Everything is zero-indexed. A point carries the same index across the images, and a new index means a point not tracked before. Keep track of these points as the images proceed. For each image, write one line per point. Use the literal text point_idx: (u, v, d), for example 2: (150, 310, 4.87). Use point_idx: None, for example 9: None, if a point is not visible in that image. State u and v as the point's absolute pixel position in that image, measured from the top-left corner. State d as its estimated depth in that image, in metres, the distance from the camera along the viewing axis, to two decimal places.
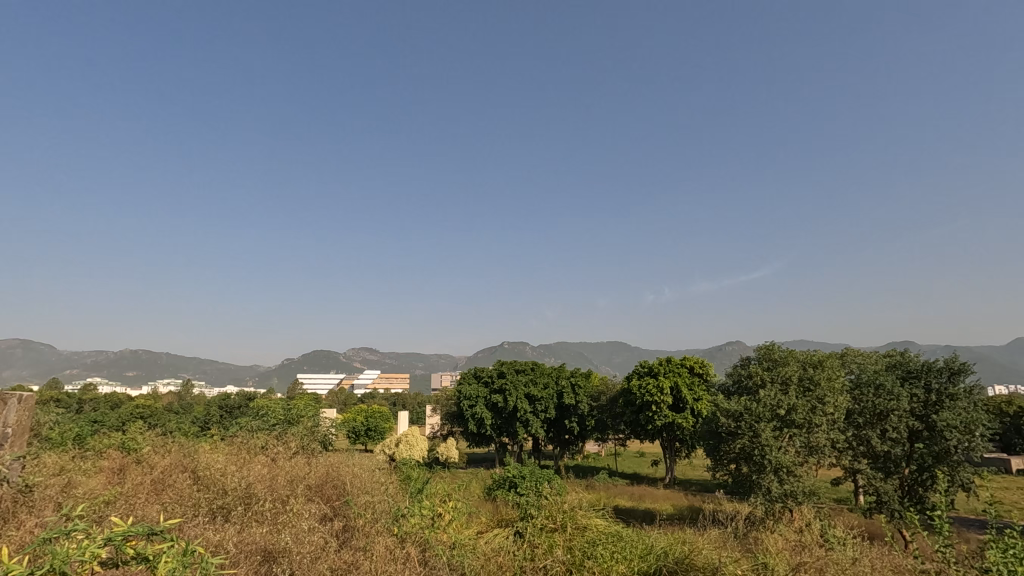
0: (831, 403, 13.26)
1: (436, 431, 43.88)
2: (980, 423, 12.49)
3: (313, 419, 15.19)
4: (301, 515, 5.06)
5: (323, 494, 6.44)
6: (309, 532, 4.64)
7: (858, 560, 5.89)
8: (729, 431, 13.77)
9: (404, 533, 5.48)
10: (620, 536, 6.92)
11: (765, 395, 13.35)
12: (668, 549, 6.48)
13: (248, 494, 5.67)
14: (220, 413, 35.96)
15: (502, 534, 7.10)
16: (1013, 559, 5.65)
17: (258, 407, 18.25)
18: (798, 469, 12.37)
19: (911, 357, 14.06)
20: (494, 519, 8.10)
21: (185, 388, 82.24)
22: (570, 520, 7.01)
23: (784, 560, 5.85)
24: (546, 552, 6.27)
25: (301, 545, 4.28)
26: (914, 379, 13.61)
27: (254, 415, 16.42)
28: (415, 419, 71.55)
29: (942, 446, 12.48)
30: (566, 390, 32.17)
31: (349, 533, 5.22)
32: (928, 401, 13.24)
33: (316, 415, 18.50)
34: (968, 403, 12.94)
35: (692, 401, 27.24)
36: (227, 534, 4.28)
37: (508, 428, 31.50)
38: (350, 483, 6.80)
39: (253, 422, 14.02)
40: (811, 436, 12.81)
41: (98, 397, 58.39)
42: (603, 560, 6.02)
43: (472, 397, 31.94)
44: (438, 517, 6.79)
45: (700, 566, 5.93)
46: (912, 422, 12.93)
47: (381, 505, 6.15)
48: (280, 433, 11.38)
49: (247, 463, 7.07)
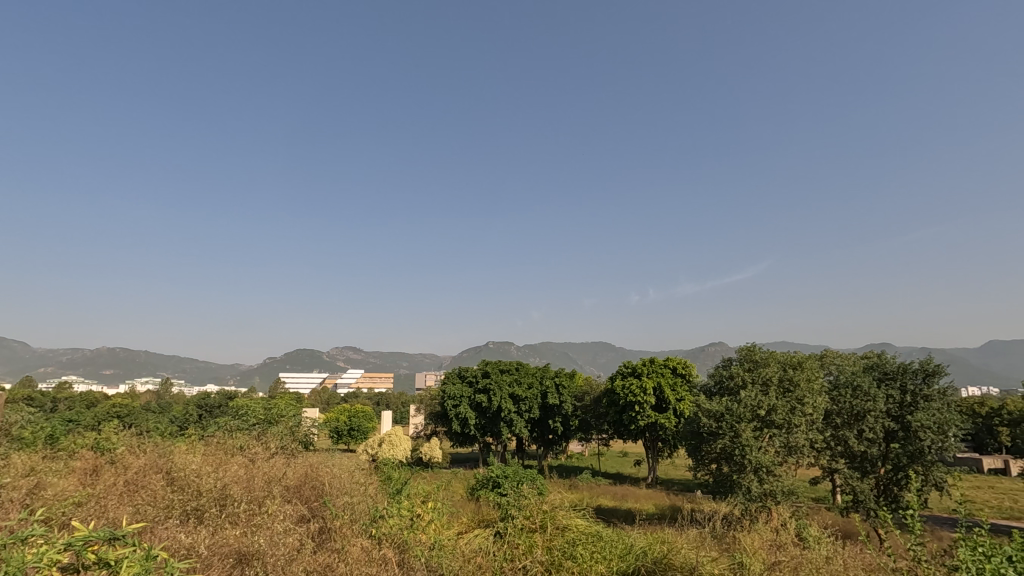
0: (810, 403, 13.48)
1: (419, 431, 43.69)
2: (953, 423, 12.80)
3: (294, 419, 14.99)
4: (277, 517, 5.01)
5: (301, 495, 6.36)
6: (284, 535, 4.58)
7: (832, 559, 5.98)
8: (710, 431, 13.91)
9: (382, 534, 5.45)
10: (600, 536, 6.95)
11: (746, 396, 13.51)
12: (647, 549, 6.52)
13: (224, 496, 5.59)
14: (198, 412, 35.27)
15: (482, 535, 7.10)
16: (982, 559, 5.75)
17: (238, 406, 18.02)
18: (777, 469, 12.57)
19: (888, 358, 14.32)
20: (475, 519, 8.09)
21: (165, 387, 80.80)
22: (550, 520, 7.03)
23: (760, 559, 5.93)
24: (526, 553, 6.28)
25: (275, 547, 4.21)
26: (890, 380, 13.88)
27: (233, 414, 16.16)
28: (398, 419, 71.15)
29: (917, 446, 12.73)
30: (550, 390, 32.26)
31: (326, 534, 5.19)
32: (903, 402, 13.49)
33: (299, 414, 18.29)
34: (942, 404, 13.25)
35: (675, 401, 27.49)
36: (199, 536, 4.23)
37: (492, 428, 31.49)
38: (329, 484, 6.74)
39: (232, 421, 13.80)
40: (790, 437, 12.97)
41: (73, 395, 57.01)
42: (582, 560, 6.05)
43: (456, 397, 31.85)
44: (418, 518, 6.78)
45: (678, 566, 5.97)
46: (888, 423, 13.16)
47: (360, 506, 6.13)
48: (261, 433, 11.22)
49: (223, 464, 6.98)
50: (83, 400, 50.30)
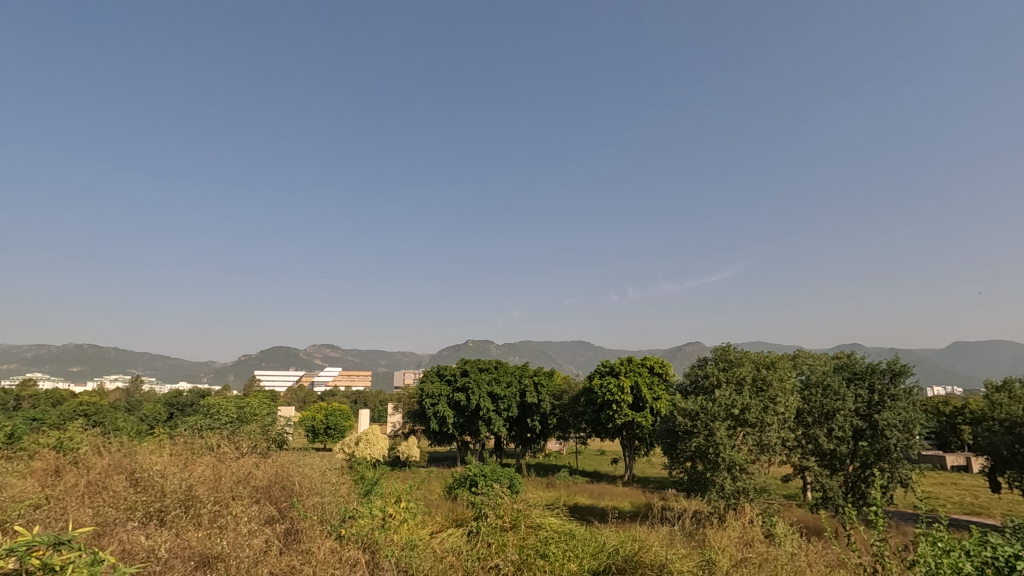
0: (782, 403, 13.73)
1: (397, 429, 43.31)
2: (917, 422, 13.20)
3: (267, 418, 14.71)
4: (242, 518, 4.91)
5: (270, 496, 6.25)
6: (249, 536, 4.50)
7: (797, 555, 6.11)
8: (685, 430, 14.06)
9: (352, 535, 5.41)
10: (573, 534, 6.98)
11: (720, 395, 13.65)
12: (619, 546, 6.59)
13: (189, 496, 5.46)
14: (168, 411, 34.38)
15: (456, 534, 7.08)
16: (940, 561, 5.86)
17: (209, 404, 17.66)
18: (750, 466, 12.80)
19: (857, 359, 14.66)
20: (448, 519, 8.04)
21: (136, 384, 79.20)
22: (523, 518, 7.04)
23: (728, 555, 6.02)
24: (498, 552, 6.28)
25: (239, 550, 4.13)
26: (859, 380, 14.22)
27: (204, 413, 15.83)
28: (377, 418, 70.67)
29: (883, 444, 13.09)
30: (529, 389, 32.29)
31: (294, 535, 5.14)
32: (871, 401, 13.85)
33: (274, 413, 17.99)
34: (908, 403, 13.63)
35: (651, 400, 27.79)
36: (161, 538, 4.13)
37: (470, 427, 31.48)
38: (300, 484, 6.65)
39: (202, 420, 13.52)
40: (762, 435, 13.21)
41: (38, 392, 55.36)
42: (555, 559, 6.07)
43: (434, 395, 31.72)
44: (390, 518, 6.75)
45: (648, 564, 6.02)
46: (856, 421, 13.50)
47: (330, 506, 6.07)
48: (233, 432, 11.00)
49: (190, 463, 6.83)
50: (51, 399, 48.90)
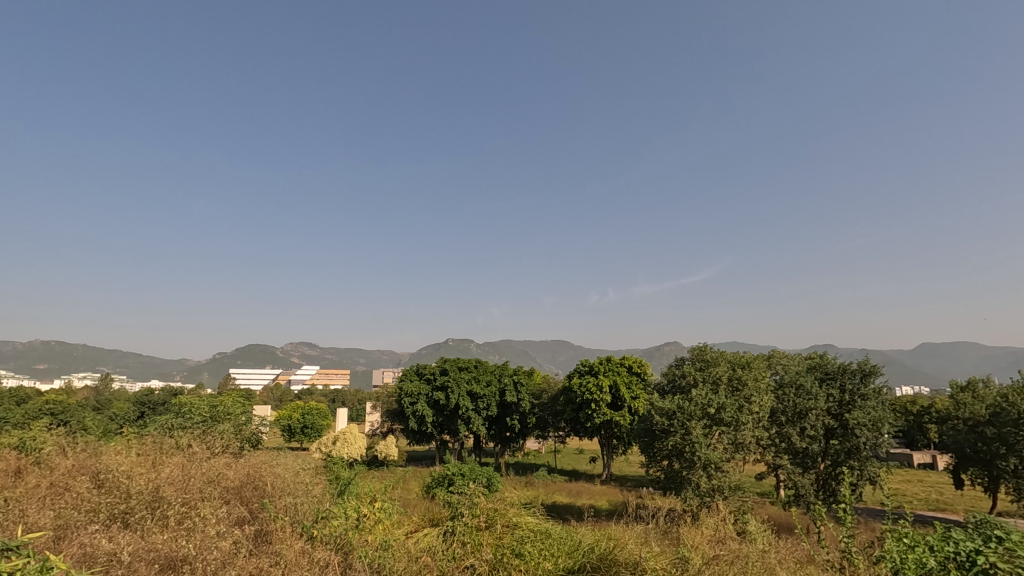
0: (756, 402, 13.97)
1: (375, 429, 42.92)
2: (886, 421, 13.56)
3: (241, 417, 14.45)
4: (210, 520, 4.81)
5: (240, 497, 6.13)
6: (217, 538, 4.40)
7: (767, 552, 6.21)
8: (662, 429, 14.20)
9: (324, 535, 5.34)
10: (549, 533, 7.02)
11: (696, 395, 13.83)
12: (594, 544, 6.61)
13: (157, 497, 5.33)
14: (139, 411, 33.53)
15: (432, 534, 7.04)
16: (904, 562, 5.99)
17: (182, 403, 17.31)
18: (725, 465, 13.03)
19: (828, 359, 14.97)
20: (425, 518, 7.98)
21: (106, 381, 76.91)
22: (500, 517, 7.03)
23: (701, 553, 6.07)
24: (474, 552, 6.28)
25: (206, 552, 4.03)
26: (831, 379, 14.51)
27: (176, 411, 15.47)
28: (355, 417, 69.94)
29: (853, 443, 13.41)
30: (508, 387, 32.28)
31: (264, 536, 5.07)
32: (842, 400, 14.16)
33: (248, 412, 17.70)
34: (877, 402, 13.99)
35: (629, 399, 28.04)
36: (123, 541, 4.03)
37: (449, 426, 31.37)
38: (272, 484, 6.55)
39: (174, 419, 13.23)
40: (737, 434, 13.44)
41: (3, 390, 53.52)
42: (531, 558, 6.10)
43: (413, 394, 31.56)
44: (364, 518, 6.69)
45: (622, 562, 6.06)
46: (827, 420, 13.81)
47: (302, 506, 5.99)
48: (204, 431, 10.77)
49: (158, 464, 6.67)
50: (15, 398, 47.12)
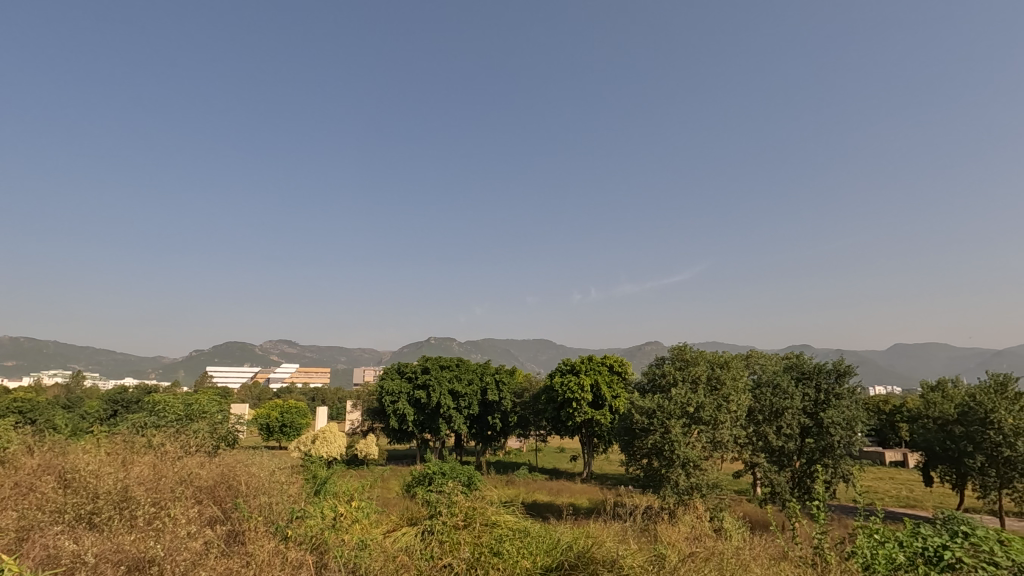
0: (734, 401, 14.16)
1: (355, 427, 42.58)
2: (859, 420, 13.83)
3: (218, 415, 14.22)
4: (181, 520, 4.71)
5: (213, 497, 6.01)
6: (188, 539, 4.31)
7: (742, 548, 6.29)
8: (642, 428, 14.29)
9: (298, 535, 5.27)
10: (528, 532, 7.02)
11: (676, 394, 13.97)
12: (572, 542, 6.64)
13: (126, 497, 5.20)
14: (111, 410, 32.77)
15: (411, 533, 6.99)
16: (876, 559, 6.11)
17: (155, 401, 16.96)
18: (703, 463, 13.19)
19: (804, 359, 15.23)
20: (404, 517, 7.93)
21: (77, 379, 75.08)
22: (479, 516, 7.01)
23: (678, 550, 6.13)
24: (452, 551, 6.25)
25: (177, 553, 3.95)
26: (807, 379, 14.77)
27: (149, 409, 15.15)
28: (335, 416, 69.20)
29: (828, 441, 13.64)
30: (490, 386, 32.26)
31: (236, 536, 4.99)
32: (818, 400, 14.41)
33: (224, 410, 17.44)
34: (851, 402, 14.26)
35: (611, 398, 28.22)
36: (89, 542, 3.92)
37: (430, 425, 31.25)
38: (246, 484, 6.43)
39: (147, 417, 12.94)
40: (716, 432, 13.61)
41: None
42: (510, 556, 6.10)
43: (394, 393, 31.38)
44: (342, 518, 6.62)
45: (599, 559, 6.07)
46: (803, 419, 14.04)
47: (277, 506, 5.89)
48: (177, 430, 10.55)
49: (128, 463, 6.50)
50: None
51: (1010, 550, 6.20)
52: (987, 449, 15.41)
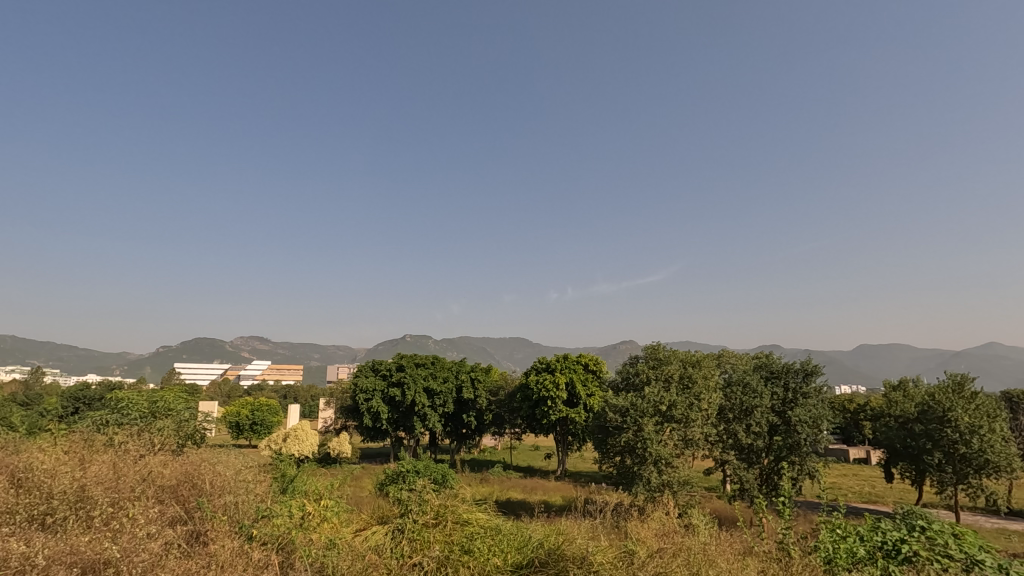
0: (706, 399, 14.41)
1: (328, 426, 42.04)
2: (825, 418, 14.18)
3: (184, 413, 13.88)
4: (138, 520, 4.56)
5: (176, 497, 5.85)
6: (146, 540, 4.19)
7: (709, 544, 6.41)
8: (615, 426, 14.41)
9: (262, 534, 5.17)
10: (500, 529, 7.01)
11: (649, 392, 14.15)
12: (544, 540, 6.65)
13: (82, 497, 5.03)
14: (71, 407, 31.64)
15: (381, 532, 6.92)
16: (837, 552, 6.28)
17: (118, 398, 16.46)
18: (675, 460, 13.39)
19: (774, 359, 15.56)
20: (375, 515, 7.85)
21: (36, 375, 72.52)
22: (451, 514, 6.98)
23: (646, 546, 6.20)
24: (423, 550, 6.22)
25: (135, 555, 3.84)
26: (775, 378, 15.10)
27: (112, 407, 14.70)
28: (307, 413, 67.99)
29: (795, 439, 13.95)
30: (465, 384, 32.16)
31: (197, 537, 4.86)
32: (786, 399, 14.75)
33: (192, 407, 17.03)
34: (817, 400, 14.63)
35: (585, 396, 28.42)
36: (42, 544, 3.78)
37: (405, 423, 31.07)
38: (211, 483, 6.26)
39: (109, 414, 12.54)
40: (687, 430, 13.83)
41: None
42: (480, 554, 6.10)
43: (368, 390, 31.06)
44: (310, 517, 6.52)
45: (569, 555, 6.10)
46: (772, 417, 14.35)
47: (243, 506, 5.76)
48: (140, 428, 10.26)
49: (86, 463, 6.28)
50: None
51: (963, 544, 6.49)
52: (945, 446, 16.00)
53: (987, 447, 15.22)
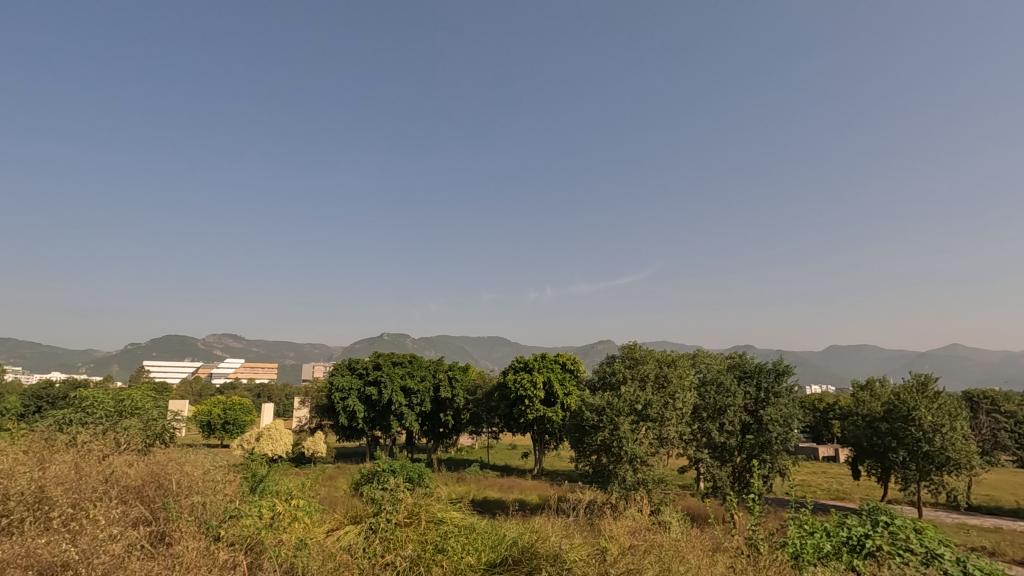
0: (680, 399, 14.62)
1: (303, 425, 41.44)
2: (796, 417, 14.48)
3: (153, 412, 13.53)
4: (100, 521, 4.43)
5: (141, 497, 5.71)
6: (107, 541, 4.08)
7: (680, 541, 6.49)
8: (592, 425, 14.52)
9: (231, 534, 5.09)
10: (475, 528, 7.01)
11: (625, 391, 14.29)
12: (518, 538, 6.67)
13: (41, 498, 4.87)
14: (33, 406, 30.51)
15: (354, 532, 6.86)
16: (804, 547, 6.43)
17: (83, 397, 15.98)
18: (650, 459, 13.56)
19: (747, 359, 15.85)
20: (348, 515, 7.76)
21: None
22: (425, 513, 6.95)
23: (619, 543, 6.26)
24: (396, 549, 6.18)
25: (94, 557, 3.73)
26: (748, 378, 15.39)
27: (76, 405, 14.25)
28: (282, 412, 66.89)
29: (766, 437, 14.23)
30: (443, 382, 32.05)
31: (162, 537, 4.76)
32: (758, 398, 15.02)
33: (161, 406, 16.63)
34: (788, 399, 14.94)
35: (562, 395, 28.54)
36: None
37: (381, 422, 30.82)
38: (178, 483, 6.13)
39: (73, 413, 12.14)
40: (662, 429, 13.99)
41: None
42: (454, 552, 6.09)
43: (344, 389, 30.67)
44: (281, 518, 6.43)
45: (542, 553, 6.12)
46: (744, 416, 14.61)
47: (211, 506, 5.66)
48: (106, 427, 9.98)
49: (46, 463, 6.07)
50: None
51: (924, 538, 6.72)
52: (909, 444, 16.51)
53: (949, 445, 15.76)
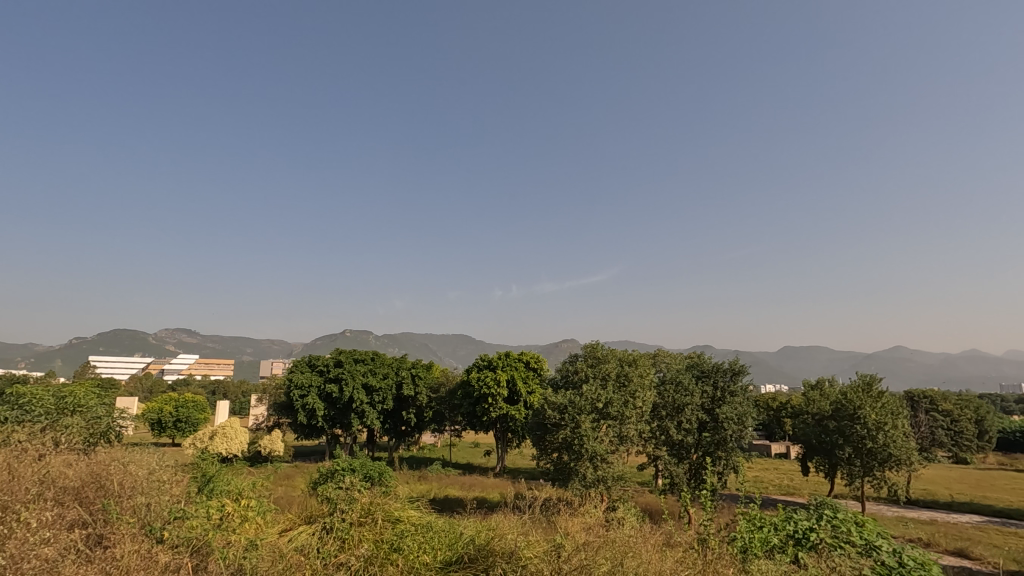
0: (640, 398, 14.90)
1: (260, 423, 40.34)
2: (749, 415, 14.96)
3: (97, 409, 12.92)
4: (31, 523, 4.22)
5: (80, 498, 5.47)
6: (40, 545, 3.90)
7: (633, 536, 6.63)
8: (554, 423, 14.65)
9: (176, 536, 4.93)
10: (432, 527, 6.97)
11: (587, 390, 14.47)
12: (475, 535, 6.69)
13: None
14: None
15: (307, 531, 6.73)
16: (751, 540, 6.69)
17: (21, 393, 15.17)
18: (609, 456, 13.78)
19: (704, 359, 16.26)
20: (302, 515, 7.59)
21: None
22: (381, 511, 6.89)
23: (573, 540, 6.33)
24: (351, 548, 6.12)
25: (24, 561, 3.57)
26: (705, 377, 15.81)
27: (13, 402, 13.50)
28: (237, 411, 65.06)
29: (721, 435, 14.68)
30: (406, 380, 31.73)
31: (100, 539, 4.58)
32: (714, 397, 15.45)
33: (107, 403, 15.90)
34: (743, 398, 15.41)
35: (526, 394, 28.68)
36: None
37: (342, 420, 30.31)
38: (121, 484, 5.91)
39: (8, 410, 11.47)
40: (622, 427, 14.24)
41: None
42: (409, 552, 6.07)
43: (303, 387, 29.97)
44: (231, 518, 6.27)
45: (498, 550, 6.15)
46: (701, 414, 15.02)
47: (154, 506, 5.46)
48: (45, 426, 9.49)
49: None
50: None
51: (862, 531, 7.06)
52: (855, 441, 17.25)
53: (891, 442, 16.57)
